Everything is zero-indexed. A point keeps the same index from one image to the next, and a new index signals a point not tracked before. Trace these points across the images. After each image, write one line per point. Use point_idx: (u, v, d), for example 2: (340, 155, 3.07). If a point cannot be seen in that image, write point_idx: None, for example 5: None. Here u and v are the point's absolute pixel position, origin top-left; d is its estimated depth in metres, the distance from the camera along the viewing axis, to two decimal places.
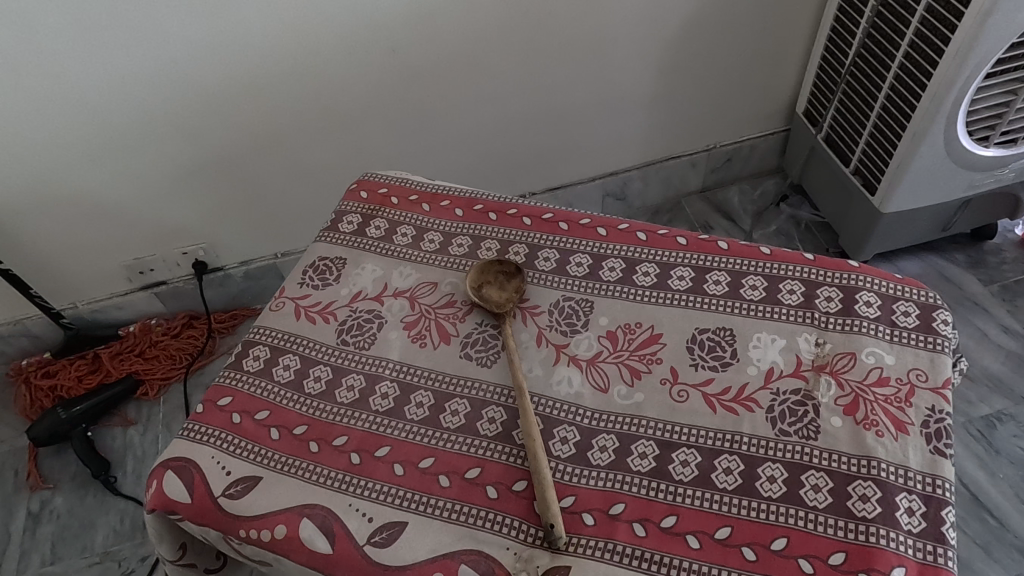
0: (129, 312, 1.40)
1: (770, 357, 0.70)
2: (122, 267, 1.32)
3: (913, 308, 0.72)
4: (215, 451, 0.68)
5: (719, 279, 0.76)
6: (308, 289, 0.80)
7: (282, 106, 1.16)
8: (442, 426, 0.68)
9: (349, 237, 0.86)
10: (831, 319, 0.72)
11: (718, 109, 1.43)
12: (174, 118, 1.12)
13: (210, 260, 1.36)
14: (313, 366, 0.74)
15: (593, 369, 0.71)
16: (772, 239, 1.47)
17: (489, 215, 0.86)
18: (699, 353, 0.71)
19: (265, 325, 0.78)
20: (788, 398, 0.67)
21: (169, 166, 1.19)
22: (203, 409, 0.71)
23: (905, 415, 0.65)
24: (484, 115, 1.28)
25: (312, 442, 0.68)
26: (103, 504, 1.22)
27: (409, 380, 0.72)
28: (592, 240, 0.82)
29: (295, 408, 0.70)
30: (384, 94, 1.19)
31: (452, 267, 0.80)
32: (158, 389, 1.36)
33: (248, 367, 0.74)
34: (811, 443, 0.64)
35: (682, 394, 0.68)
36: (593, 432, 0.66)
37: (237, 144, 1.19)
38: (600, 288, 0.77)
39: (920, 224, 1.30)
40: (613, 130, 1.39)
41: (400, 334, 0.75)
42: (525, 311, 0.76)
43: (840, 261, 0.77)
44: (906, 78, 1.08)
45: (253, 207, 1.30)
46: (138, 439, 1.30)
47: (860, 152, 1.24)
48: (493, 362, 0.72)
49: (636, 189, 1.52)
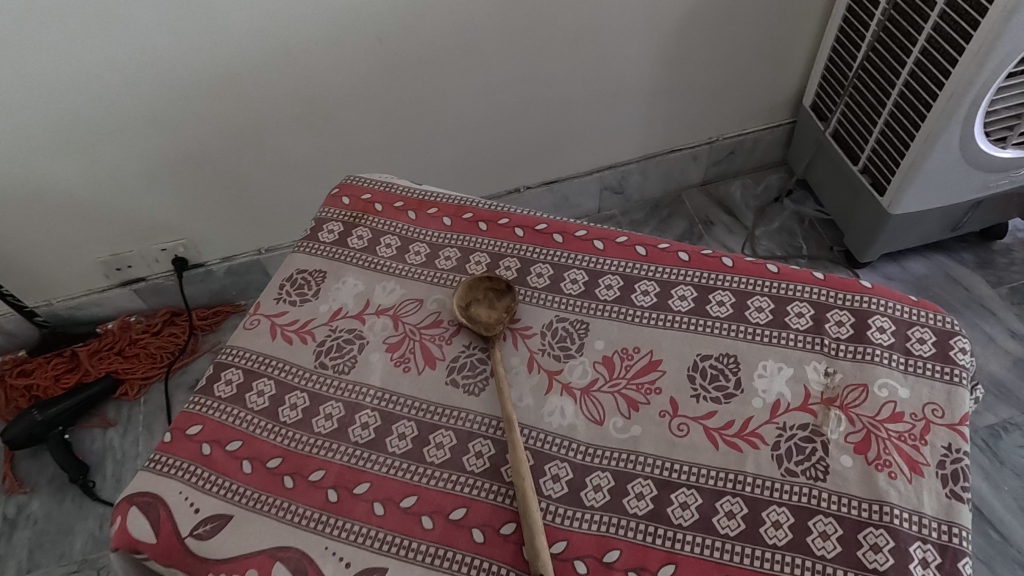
0: (108, 308, 1.35)
1: (776, 389, 0.65)
2: (98, 263, 1.26)
3: (929, 334, 0.68)
4: (183, 485, 0.63)
5: (723, 299, 0.72)
6: (284, 306, 0.75)
7: (263, 96, 1.09)
8: (426, 461, 0.63)
9: (329, 248, 0.80)
10: (841, 347, 0.68)
11: (721, 100, 1.36)
12: (145, 110, 1.06)
13: (190, 256, 1.31)
14: (289, 392, 0.69)
15: (588, 400, 0.66)
16: (775, 236, 1.43)
17: (479, 225, 0.80)
18: (701, 382, 0.66)
19: (238, 346, 0.73)
20: (795, 434, 0.63)
21: (145, 159, 1.12)
22: (171, 438, 0.66)
23: (919, 454, 0.61)
24: (476, 108, 1.22)
25: (287, 477, 0.63)
26: (82, 509, 1.19)
27: (391, 409, 0.67)
28: (588, 254, 0.77)
29: (269, 439, 0.66)
30: (369, 86, 1.13)
31: (438, 282, 0.76)
32: (139, 389, 1.32)
33: (219, 393, 0.69)
34: (819, 485, 0.60)
35: (682, 428, 0.64)
36: (587, 470, 0.62)
37: (214, 137, 1.12)
38: (597, 309, 0.72)
39: (929, 225, 1.25)
40: (613, 123, 1.33)
41: (382, 357, 0.70)
42: (516, 333, 0.71)
43: (852, 281, 0.72)
44: (922, 74, 1.02)
45: (234, 204, 1.24)
46: (118, 441, 1.26)
47: (869, 150, 1.18)
48: (482, 390, 0.67)
49: (635, 182, 1.47)
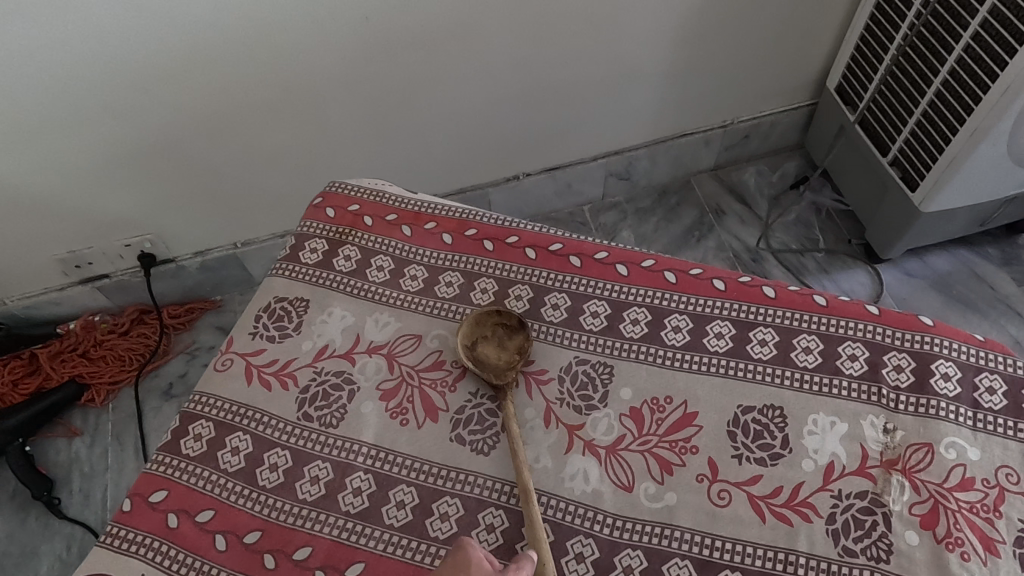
0: (69, 307, 1.23)
1: (830, 448, 0.57)
2: (55, 260, 1.14)
3: (999, 383, 0.60)
4: (146, 566, 0.54)
5: (765, 338, 0.63)
6: (260, 343, 0.66)
7: (236, 80, 0.96)
8: (429, 536, 0.55)
9: (313, 271, 0.70)
10: (901, 398, 0.59)
11: (739, 81, 1.25)
12: (98, 96, 0.92)
13: (158, 251, 1.19)
14: (268, 450, 0.60)
15: (614, 461, 0.58)
16: (789, 228, 1.34)
17: (485, 244, 0.71)
18: (743, 440, 0.58)
19: (208, 392, 0.63)
20: (852, 504, 0.55)
21: (102, 150, 1.00)
22: (132, 506, 0.57)
23: (994, 530, 0.53)
24: (474, 92, 1.10)
25: (267, 555, 0.54)
26: (48, 529, 1.10)
27: (388, 471, 0.58)
28: (610, 281, 0.68)
29: (246, 508, 0.57)
30: (358, 70, 1.01)
31: (439, 314, 0.66)
32: (106, 395, 1.22)
33: (187, 451, 0.60)
34: (881, 567, 0.52)
35: (723, 496, 0.56)
36: (616, 547, 0.54)
37: (179, 127, 1.00)
38: (621, 348, 0.63)
39: (958, 222, 1.16)
40: (622, 106, 1.22)
41: (375, 407, 0.61)
42: (529, 378, 0.62)
43: (910, 317, 0.64)
44: (972, 62, 0.92)
45: (208, 197, 1.13)
46: (85, 453, 1.17)
47: (902, 142, 1.09)
48: (492, 449, 0.58)
49: (643, 168, 1.37)
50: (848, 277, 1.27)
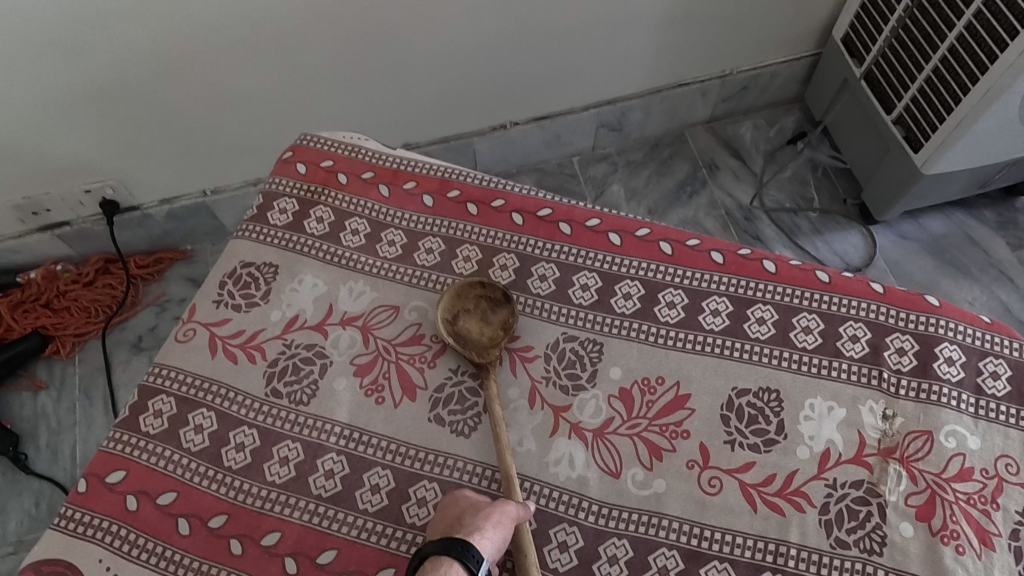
0: (29, 255, 1.17)
1: (826, 435, 0.55)
2: (10, 207, 1.07)
3: (1003, 368, 0.57)
4: (104, 551, 0.51)
5: (763, 316, 0.60)
6: (225, 312, 0.61)
7: (199, 15, 0.88)
8: (405, 522, 0.52)
9: (282, 233, 0.65)
10: (902, 383, 0.57)
11: (741, 28, 1.18)
12: (47, 31, 0.84)
13: (122, 198, 1.12)
14: (234, 428, 0.56)
15: (601, 445, 0.55)
16: (784, 185, 1.30)
17: (468, 208, 0.66)
18: (737, 424, 0.55)
19: (169, 364, 0.59)
20: (847, 494, 0.53)
21: (53, 90, 0.91)
22: (87, 488, 0.53)
23: (991, 523, 0.51)
24: (460, 33, 1.03)
25: (234, 540, 0.51)
26: (16, 485, 1.07)
27: (362, 453, 0.55)
28: (601, 250, 0.63)
29: (210, 490, 0.53)
30: (333, 7, 0.92)
31: (418, 284, 0.62)
32: (72, 347, 1.17)
33: (147, 428, 0.56)
34: (874, 560, 0.50)
35: (714, 484, 0.53)
36: (601, 536, 0.51)
37: (138, 67, 0.92)
38: (611, 324, 0.60)
39: (958, 184, 1.13)
40: (616, 52, 1.15)
41: (349, 383, 0.57)
42: (514, 355, 0.59)
43: (915, 296, 0.61)
44: (990, 17, 0.86)
45: (174, 141, 1.05)
46: (52, 407, 1.13)
47: (908, 99, 1.03)
48: (473, 431, 0.55)
49: (636, 119, 1.31)
50: (841, 238, 1.24)
